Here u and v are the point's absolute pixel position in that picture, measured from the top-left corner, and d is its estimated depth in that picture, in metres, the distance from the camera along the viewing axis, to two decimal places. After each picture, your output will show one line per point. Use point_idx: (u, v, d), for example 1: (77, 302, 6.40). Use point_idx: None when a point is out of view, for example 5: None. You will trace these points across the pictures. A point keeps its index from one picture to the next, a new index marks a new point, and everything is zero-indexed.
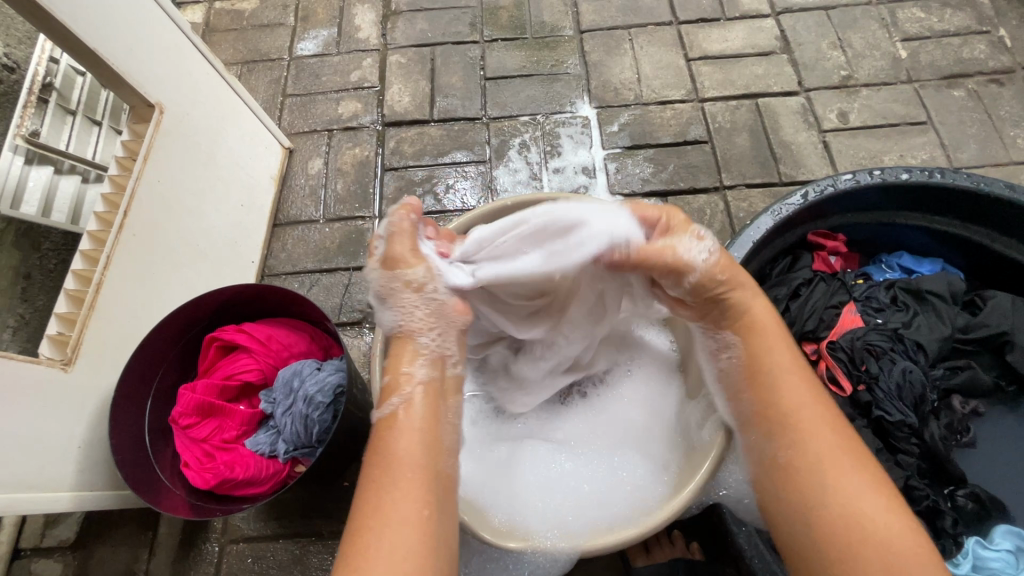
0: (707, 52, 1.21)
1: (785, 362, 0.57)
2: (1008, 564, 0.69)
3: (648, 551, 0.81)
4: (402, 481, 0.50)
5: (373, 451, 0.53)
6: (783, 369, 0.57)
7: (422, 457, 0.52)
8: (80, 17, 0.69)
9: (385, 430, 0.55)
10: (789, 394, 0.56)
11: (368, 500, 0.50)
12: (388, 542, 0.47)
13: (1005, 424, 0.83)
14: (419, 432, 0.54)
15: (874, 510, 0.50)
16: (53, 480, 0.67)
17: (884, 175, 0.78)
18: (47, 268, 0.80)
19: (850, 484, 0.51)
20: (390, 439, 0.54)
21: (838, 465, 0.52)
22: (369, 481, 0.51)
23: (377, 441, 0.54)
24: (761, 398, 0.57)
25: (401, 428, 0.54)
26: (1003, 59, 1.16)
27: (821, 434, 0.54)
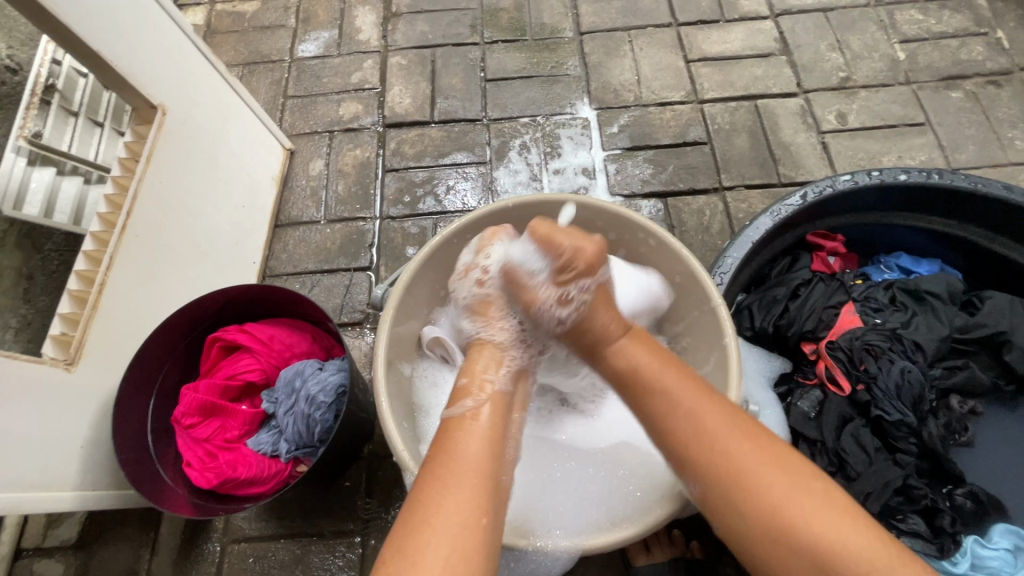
0: (707, 53, 1.21)
1: (684, 398, 0.54)
2: (1006, 563, 0.70)
3: (648, 549, 0.79)
4: (466, 486, 0.50)
5: (439, 452, 0.53)
6: (683, 408, 0.54)
7: (487, 467, 0.52)
8: (83, 19, 0.70)
9: (448, 436, 0.54)
10: (699, 435, 0.52)
11: (424, 498, 0.49)
12: (447, 544, 0.46)
13: (1003, 423, 0.84)
14: (484, 441, 0.54)
15: (828, 531, 0.47)
16: (56, 479, 0.67)
17: (883, 176, 0.79)
18: (50, 270, 0.80)
19: (800, 511, 0.48)
20: (456, 443, 0.53)
21: (786, 499, 0.48)
22: (428, 479, 0.50)
23: (442, 443, 0.54)
24: (680, 450, 0.53)
25: (469, 434, 0.54)
26: (1001, 60, 1.17)
27: (762, 468, 0.50)
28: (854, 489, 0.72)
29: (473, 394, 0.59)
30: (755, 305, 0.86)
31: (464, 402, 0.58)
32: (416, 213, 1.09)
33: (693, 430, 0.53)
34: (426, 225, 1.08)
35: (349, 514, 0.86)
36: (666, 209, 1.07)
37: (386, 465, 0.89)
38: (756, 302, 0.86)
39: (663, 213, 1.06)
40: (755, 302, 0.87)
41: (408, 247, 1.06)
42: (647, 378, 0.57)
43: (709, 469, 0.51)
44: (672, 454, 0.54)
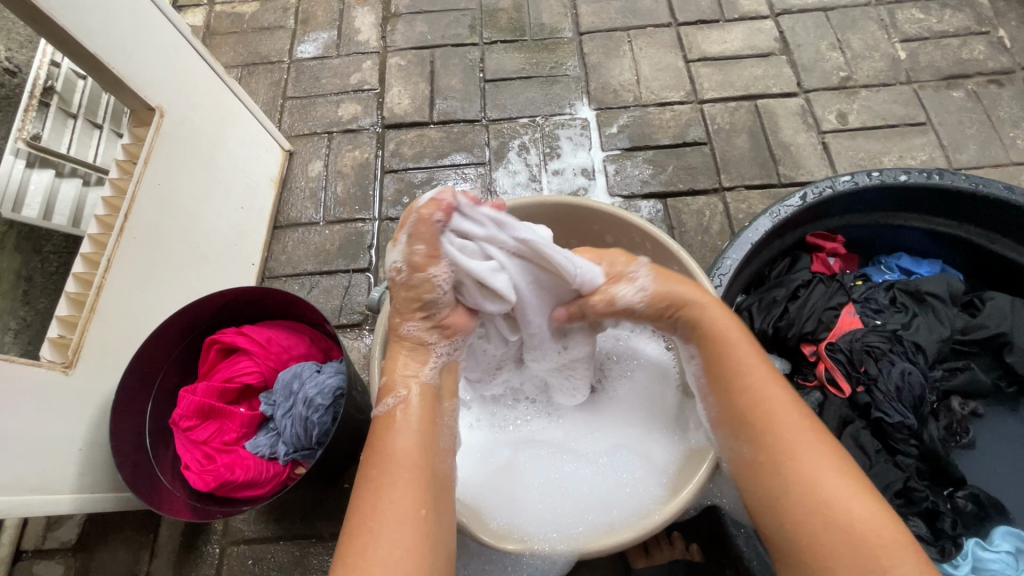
0: (707, 53, 1.21)
1: (751, 360, 0.57)
2: (1007, 565, 0.69)
3: (647, 552, 0.79)
4: (397, 484, 0.49)
5: (370, 454, 0.52)
6: (749, 363, 0.56)
7: (419, 457, 0.52)
8: (80, 21, 0.70)
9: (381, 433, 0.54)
10: (753, 389, 0.55)
11: (361, 505, 0.49)
12: (384, 550, 0.46)
13: (1004, 424, 0.83)
14: (416, 433, 0.53)
15: (855, 505, 0.49)
16: (54, 481, 0.67)
17: (883, 176, 0.78)
18: (49, 271, 0.81)
19: (826, 475, 0.50)
20: (386, 439, 0.53)
21: (818, 460, 0.51)
22: (364, 484, 0.50)
23: (374, 444, 0.53)
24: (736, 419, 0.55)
25: (400, 427, 0.54)
26: (1003, 59, 1.16)
27: (800, 427, 0.53)
28: None
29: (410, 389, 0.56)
30: (755, 307, 0.85)
31: (397, 393, 0.56)
32: None
33: (750, 385, 0.55)
34: None
35: None
36: (665, 209, 1.06)
37: None
38: (755, 303, 0.86)
39: (663, 214, 1.06)
40: (754, 303, 0.86)
41: None
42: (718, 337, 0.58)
43: (755, 417, 0.54)
44: (728, 423, 0.56)
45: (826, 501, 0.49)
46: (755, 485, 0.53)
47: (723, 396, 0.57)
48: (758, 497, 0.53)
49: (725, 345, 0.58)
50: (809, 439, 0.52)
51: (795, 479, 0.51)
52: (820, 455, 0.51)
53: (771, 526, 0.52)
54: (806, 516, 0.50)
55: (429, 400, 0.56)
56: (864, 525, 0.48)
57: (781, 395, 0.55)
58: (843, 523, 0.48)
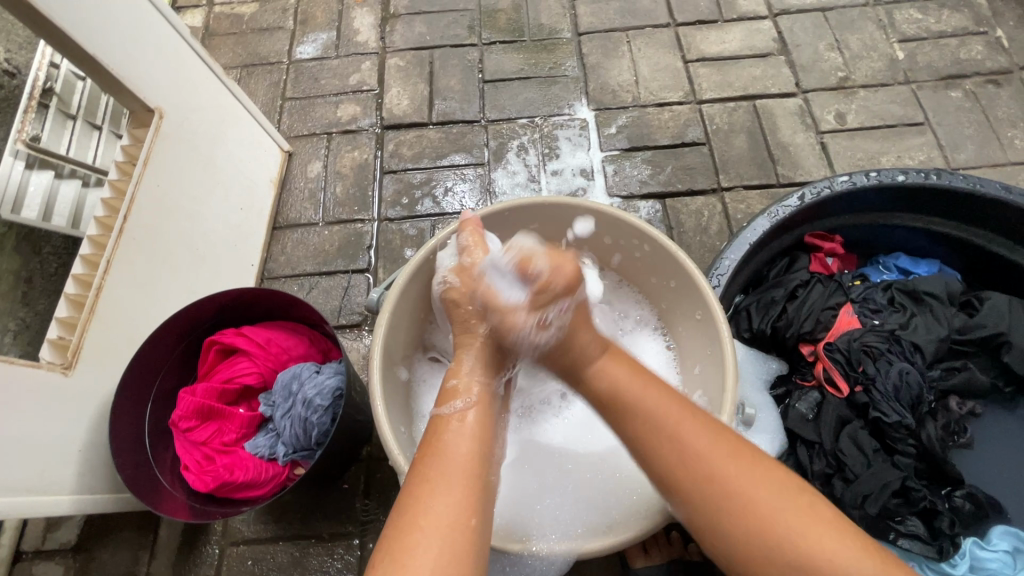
0: (705, 54, 1.21)
1: (664, 407, 0.55)
2: (1004, 564, 0.70)
3: (646, 551, 0.79)
4: (447, 504, 0.49)
5: (425, 453, 0.53)
6: (656, 414, 0.55)
7: (476, 463, 0.53)
8: (80, 23, 0.70)
9: (436, 437, 0.54)
10: (670, 437, 0.54)
11: (411, 497, 0.49)
12: (438, 543, 0.46)
13: (1002, 423, 0.83)
14: (472, 440, 0.55)
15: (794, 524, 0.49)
16: (54, 483, 0.68)
17: (880, 177, 0.79)
18: (48, 272, 0.81)
19: (769, 506, 0.49)
20: (444, 442, 0.54)
21: (764, 500, 0.50)
22: (419, 477, 0.51)
23: (430, 444, 0.54)
24: (664, 468, 0.53)
25: (455, 433, 0.55)
26: (1001, 59, 1.16)
27: (738, 469, 0.51)
28: (852, 493, 0.71)
29: (462, 396, 0.59)
30: (754, 307, 0.86)
31: (453, 402, 0.58)
32: (414, 215, 1.08)
33: (667, 432, 0.54)
34: (424, 227, 1.08)
35: (348, 516, 0.86)
36: (664, 209, 1.06)
37: (384, 467, 0.89)
38: (754, 303, 0.86)
39: (661, 214, 1.06)
40: (753, 303, 0.86)
41: (406, 249, 1.06)
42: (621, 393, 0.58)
43: (680, 471, 0.52)
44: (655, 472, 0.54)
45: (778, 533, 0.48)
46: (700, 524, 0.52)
47: (642, 454, 0.55)
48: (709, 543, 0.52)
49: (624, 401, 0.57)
50: (741, 469, 0.51)
51: (737, 519, 0.50)
52: (757, 486, 0.50)
53: (733, 571, 0.51)
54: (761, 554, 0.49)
55: (484, 415, 0.58)
56: (818, 553, 0.47)
57: (701, 434, 0.53)
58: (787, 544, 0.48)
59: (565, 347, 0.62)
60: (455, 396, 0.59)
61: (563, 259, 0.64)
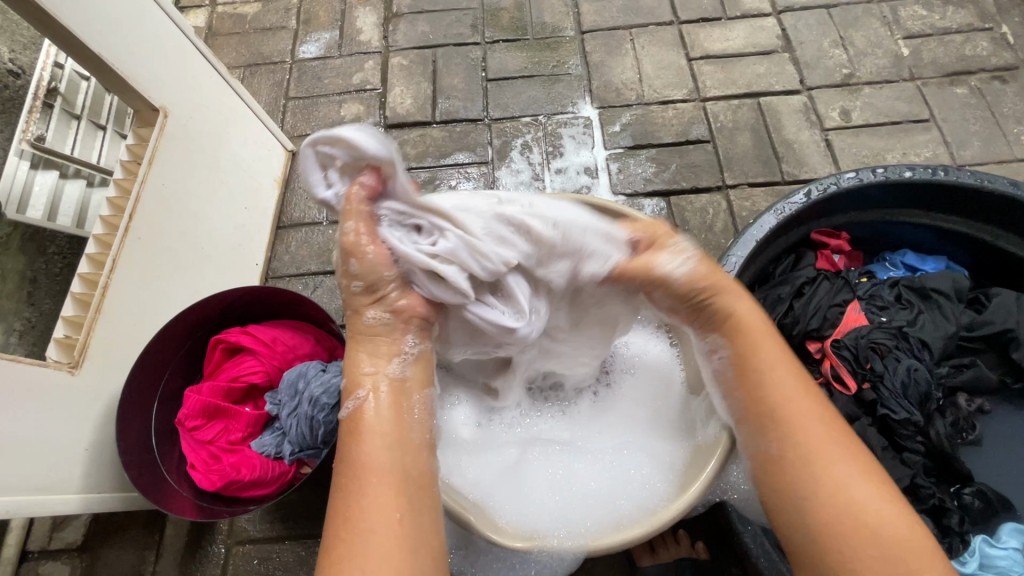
0: (709, 51, 1.21)
1: (783, 370, 0.53)
2: (1016, 562, 0.69)
3: (653, 550, 0.80)
4: (376, 494, 0.46)
5: (340, 465, 0.49)
6: (778, 379, 0.53)
7: (387, 461, 0.48)
8: (85, 23, 0.70)
9: (348, 440, 0.50)
10: (779, 383, 0.52)
11: (338, 521, 0.46)
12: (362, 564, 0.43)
13: (1011, 421, 0.83)
14: (382, 433, 0.50)
15: (877, 504, 0.47)
16: (61, 482, 0.68)
17: (887, 173, 0.78)
18: (53, 272, 0.81)
19: (853, 476, 0.48)
20: (352, 447, 0.49)
21: (854, 478, 0.48)
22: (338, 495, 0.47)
23: (343, 456, 0.49)
24: (766, 414, 0.52)
25: (363, 433, 0.49)
26: (1006, 55, 1.16)
27: (831, 439, 0.50)
28: None
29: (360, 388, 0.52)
30: (760, 304, 0.86)
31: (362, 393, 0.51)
32: None
33: (788, 401, 0.51)
34: None
35: None
36: (669, 207, 1.06)
37: None
38: (760, 300, 0.86)
39: (666, 212, 1.06)
40: (759, 301, 0.86)
41: None
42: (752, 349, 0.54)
43: (791, 442, 0.50)
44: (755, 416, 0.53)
45: (869, 522, 0.47)
46: (782, 482, 0.50)
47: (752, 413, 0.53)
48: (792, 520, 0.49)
49: (759, 361, 0.53)
50: (834, 439, 0.50)
51: (828, 499, 0.48)
52: (857, 473, 0.49)
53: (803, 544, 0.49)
54: (846, 541, 0.47)
55: (392, 402, 0.51)
56: (883, 524, 0.46)
57: (804, 390, 0.52)
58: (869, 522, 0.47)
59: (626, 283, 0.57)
60: (356, 386, 0.52)
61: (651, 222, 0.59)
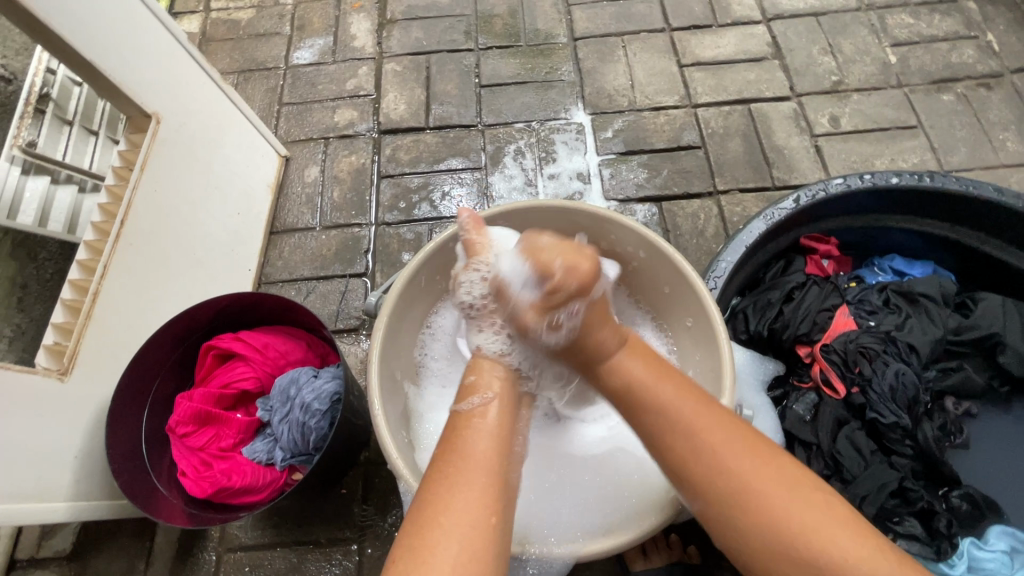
0: (700, 58, 1.22)
1: (678, 403, 0.55)
2: (1002, 564, 0.70)
3: (645, 554, 0.79)
4: (476, 483, 0.50)
5: (449, 444, 0.54)
6: (683, 419, 0.54)
7: (495, 461, 0.53)
8: (78, 28, 0.70)
9: (454, 432, 0.55)
10: (689, 433, 0.53)
11: (435, 495, 0.49)
12: (459, 540, 0.47)
13: (998, 424, 0.84)
14: (492, 437, 0.55)
15: (817, 530, 0.48)
16: (50, 490, 0.67)
17: (874, 180, 0.79)
18: (44, 278, 0.80)
19: (784, 506, 0.49)
20: (465, 440, 0.54)
21: (788, 505, 0.49)
22: (437, 474, 0.51)
23: (452, 442, 0.54)
24: (677, 463, 0.53)
25: (476, 431, 0.55)
26: (992, 63, 1.17)
27: (753, 471, 0.51)
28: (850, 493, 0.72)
29: (480, 393, 0.60)
30: (750, 309, 0.86)
31: (472, 398, 0.59)
32: (411, 219, 1.09)
33: (690, 431, 0.53)
34: (422, 231, 1.08)
35: (346, 522, 0.86)
36: (661, 213, 1.07)
37: (383, 472, 0.89)
38: (750, 306, 0.86)
39: (658, 217, 1.07)
40: (750, 305, 0.87)
41: (403, 253, 1.06)
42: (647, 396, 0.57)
43: (710, 472, 0.52)
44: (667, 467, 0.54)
45: (808, 536, 0.48)
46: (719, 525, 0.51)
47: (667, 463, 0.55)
48: (727, 539, 0.51)
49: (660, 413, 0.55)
50: (758, 471, 0.51)
51: (758, 522, 0.49)
52: (772, 488, 0.50)
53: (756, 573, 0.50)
54: (780, 557, 0.48)
55: (504, 411, 0.59)
56: (828, 548, 0.47)
57: (718, 432, 0.53)
58: (816, 550, 0.47)
59: (579, 341, 0.60)
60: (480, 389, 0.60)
61: (578, 254, 0.61)
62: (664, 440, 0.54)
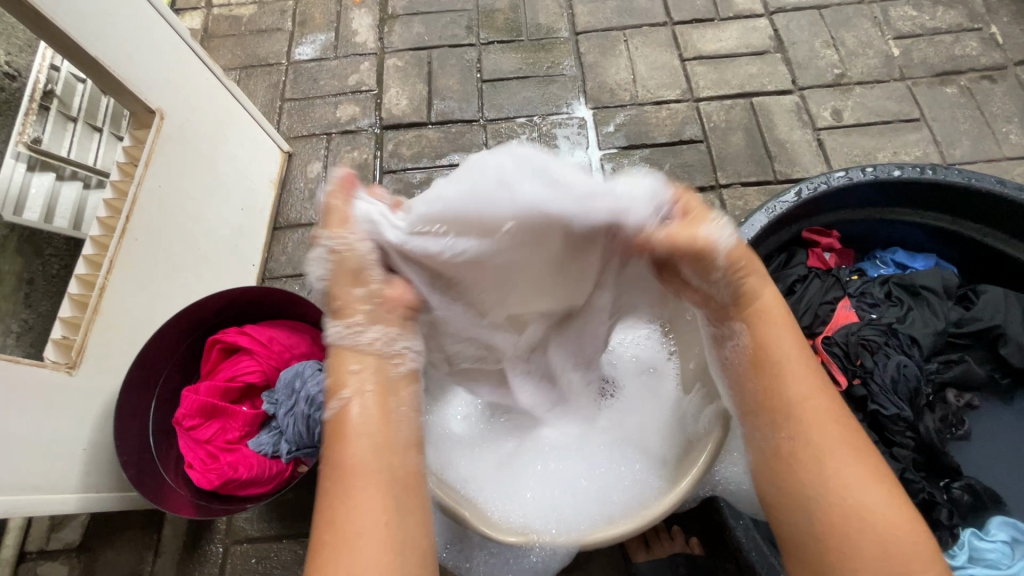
0: (702, 52, 1.22)
1: (792, 350, 0.51)
2: (1002, 555, 0.70)
3: (648, 546, 0.81)
4: (370, 491, 0.46)
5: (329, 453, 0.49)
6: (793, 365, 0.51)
7: (382, 459, 0.48)
8: (82, 26, 0.70)
9: (332, 441, 0.49)
10: (796, 380, 0.50)
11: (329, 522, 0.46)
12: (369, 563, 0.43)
13: (1000, 416, 0.84)
14: (376, 433, 0.49)
15: (883, 510, 0.47)
16: (59, 482, 0.68)
17: (877, 172, 0.79)
18: (50, 274, 0.82)
19: (856, 477, 0.48)
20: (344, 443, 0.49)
21: (862, 483, 0.47)
22: (328, 498, 0.47)
23: (332, 456, 0.49)
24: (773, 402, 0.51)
25: (354, 433, 0.49)
26: (995, 55, 1.17)
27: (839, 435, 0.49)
28: None
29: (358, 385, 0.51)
30: None
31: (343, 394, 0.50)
32: None
33: (795, 376, 0.50)
34: None
35: None
36: None
37: None
38: None
39: None
40: None
41: None
42: (763, 326, 0.52)
43: (791, 412, 0.50)
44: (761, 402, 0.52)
45: (853, 504, 0.47)
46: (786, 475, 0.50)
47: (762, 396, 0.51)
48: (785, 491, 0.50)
49: (767, 342, 0.52)
50: (843, 442, 0.49)
51: (832, 483, 0.48)
52: (854, 459, 0.48)
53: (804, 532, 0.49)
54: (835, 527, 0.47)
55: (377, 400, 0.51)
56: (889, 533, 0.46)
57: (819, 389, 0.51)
58: (877, 533, 0.46)
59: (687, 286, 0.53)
60: (341, 386, 0.51)
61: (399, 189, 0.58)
62: (761, 374, 0.51)
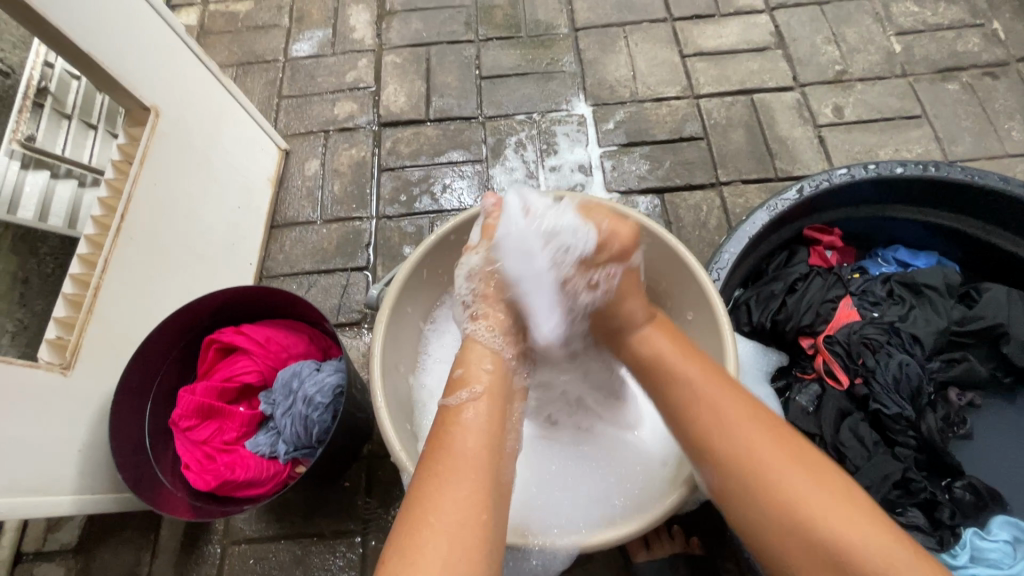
0: (703, 48, 1.21)
1: (698, 378, 0.57)
2: (1004, 554, 0.70)
3: (648, 546, 0.79)
4: (466, 481, 0.51)
5: (434, 449, 0.53)
6: (702, 393, 0.56)
7: (486, 461, 0.53)
8: (75, 22, 0.69)
9: (444, 427, 0.55)
10: (705, 407, 0.55)
11: (424, 498, 0.49)
12: (448, 540, 0.47)
13: (1002, 414, 0.84)
14: (483, 436, 0.55)
15: (819, 505, 0.48)
16: (54, 484, 0.67)
17: (879, 169, 0.78)
18: (45, 273, 0.80)
19: (789, 480, 0.50)
20: (451, 439, 0.54)
21: (798, 484, 0.50)
22: (426, 475, 0.51)
23: (440, 439, 0.54)
24: (690, 431, 0.55)
25: (467, 429, 0.55)
26: (997, 52, 1.16)
27: (759, 445, 0.52)
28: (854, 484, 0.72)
29: (469, 385, 0.59)
30: (753, 301, 0.86)
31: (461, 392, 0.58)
32: (412, 212, 1.08)
33: (704, 403, 0.55)
34: (423, 224, 1.07)
35: (350, 515, 0.86)
36: (663, 204, 1.06)
37: (386, 466, 0.89)
38: (753, 298, 0.86)
39: (660, 209, 1.06)
40: (753, 297, 0.86)
41: (404, 247, 1.06)
42: (671, 366, 0.59)
43: (720, 442, 0.53)
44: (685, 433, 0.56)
45: (787, 498, 0.49)
46: (726, 501, 0.52)
47: (685, 428, 0.56)
48: (733, 514, 0.52)
49: (674, 379, 0.58)
50: (767, 448, 0.52)
51: (764, 493, 0.50)
52: (781, 466, 0.51)
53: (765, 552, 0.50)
54: (784, 531, 0.49)
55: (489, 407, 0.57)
56: (827, 525, 0.48)
57: (733, 404, 0.55)
58: (817, 531, 0.48)
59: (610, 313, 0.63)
60: (471, 380, 0.59)
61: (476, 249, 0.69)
62: (680, 407, 0.57)
